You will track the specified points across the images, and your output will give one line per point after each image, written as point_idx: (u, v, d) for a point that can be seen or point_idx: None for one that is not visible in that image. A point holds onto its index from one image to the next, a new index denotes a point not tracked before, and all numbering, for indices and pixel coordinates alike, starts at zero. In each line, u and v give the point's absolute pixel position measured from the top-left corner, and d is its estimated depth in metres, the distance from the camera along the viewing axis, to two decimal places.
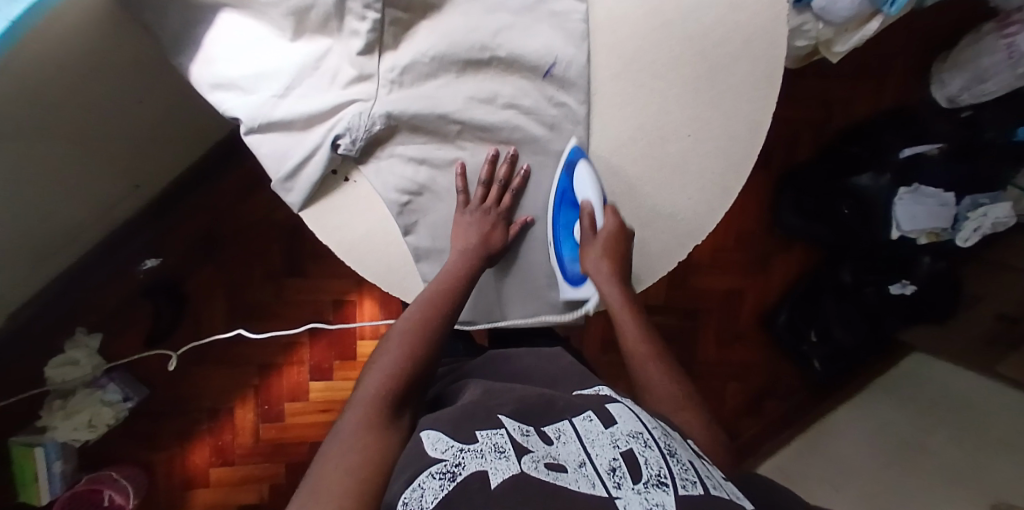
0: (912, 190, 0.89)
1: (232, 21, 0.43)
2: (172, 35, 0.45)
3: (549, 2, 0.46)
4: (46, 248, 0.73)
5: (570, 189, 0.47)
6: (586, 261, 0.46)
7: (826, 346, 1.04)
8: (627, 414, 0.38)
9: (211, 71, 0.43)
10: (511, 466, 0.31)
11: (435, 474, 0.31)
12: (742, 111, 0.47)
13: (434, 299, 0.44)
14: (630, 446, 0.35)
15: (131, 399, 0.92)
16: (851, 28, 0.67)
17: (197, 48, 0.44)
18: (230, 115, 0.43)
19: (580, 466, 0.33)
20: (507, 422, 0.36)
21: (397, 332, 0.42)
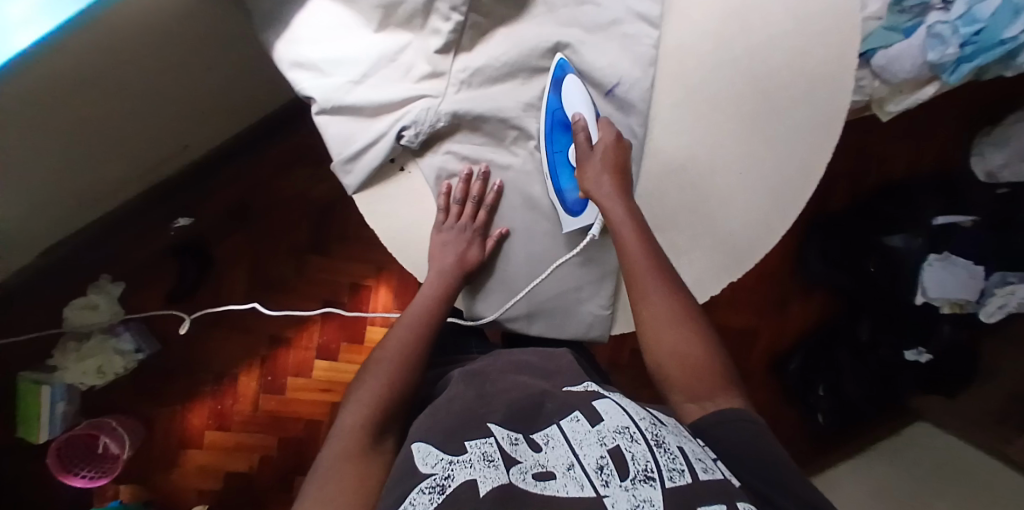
0: (942, 258, 0.88)
1: (322, 8, 0.46)
2: (266, 14, 0.48)
3: (623, 24, 0.47)
4: (87, 194, 0.75)
5: (559, 107, 0.46)
6: (587, 182, 0.46)
7: (833, 400, 1.03)
8: (614, 410, 0.40)
9: (294, 52, 0.46)
10: (499, 475, 0.33)
11: (427, 489, 0.33)
12: (797, 155, 0.47)
13: (410, 329, 0.48)
14: (617, 444, 0.36)
15: (143, 351, 0.94)
16: (907, 90, 0.67)
17: (286, 28, 0.46)
18: (305, 95, 0.45)
19: (569, 469, 0.35)
20: (496, 429, 0.38)
21: (379, 360, 0.46)
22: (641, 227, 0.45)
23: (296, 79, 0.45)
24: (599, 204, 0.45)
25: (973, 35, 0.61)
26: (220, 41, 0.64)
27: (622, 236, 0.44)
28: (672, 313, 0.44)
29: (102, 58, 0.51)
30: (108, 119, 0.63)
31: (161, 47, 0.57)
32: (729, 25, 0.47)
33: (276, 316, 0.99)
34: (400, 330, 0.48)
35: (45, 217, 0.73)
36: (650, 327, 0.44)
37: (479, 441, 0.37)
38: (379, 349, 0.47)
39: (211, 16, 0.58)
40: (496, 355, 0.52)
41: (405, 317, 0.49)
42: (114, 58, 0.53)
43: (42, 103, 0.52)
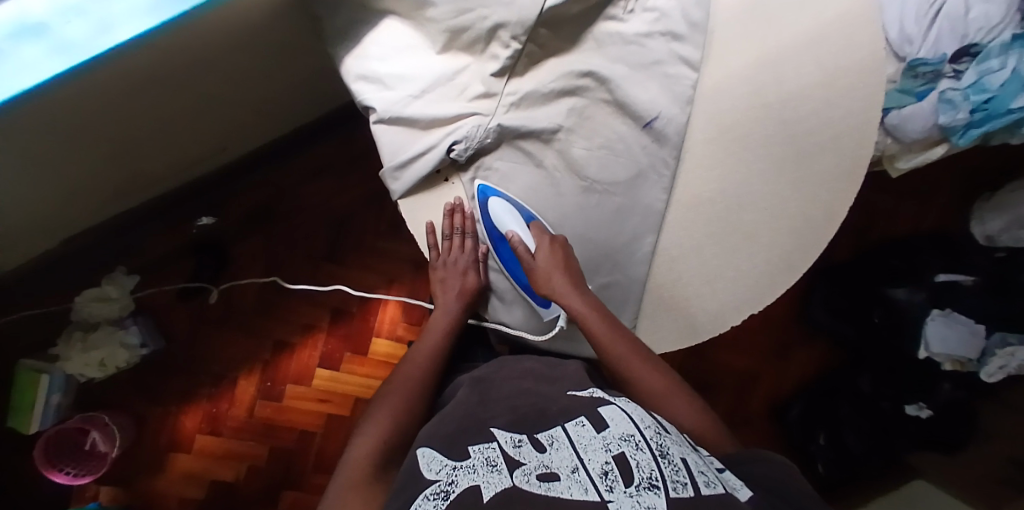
0: (945, 314, 0.92)
1: (393, 26, 0.49)
2: (336, 30, 0.51)
3: (664, 64, 0.50)
4: (119, 187, 0.77)
5: (494, 226, 0.50)
6: (542, 285, 0.49)
7: (833, 451, 1.03)
8: (619, 417, 0.41)
9: (361, 65, 0.49)
10: (502, 480, 0.35)
11: (431, 496, 0.35)
12: (821, 198, 0.50)
13: (421, 359, 0.50)
14: (622, 450, 0.37)
15: (147, 347, 0.93)
16: (916, 149, 0.71)
17: (356, 44, 0.49)
18: (365, 105, 0.48)
19: (573, 473, 0.35)
20: (500, 434, 0.41)
21: (388, 391, 0.48)
22: (600, 314, 0.48)
23: (361, 89, 0.48)
24: (558, 300, 0.48)
25: (982, 103, 0.66)
26: (276, 60, 0.68)
27: (586, 326, 0.48)
28: (663, 382, 0.47)
29: (168, 54, 0.54)
30: (157, 117, 0.65)
31: (229, 56, 0.61)
32: (767, 75, 0.50)
33: (283, 321, 0.99)
34: (410, 362, 0.50)
35: (79, 204, 0.74)
36: (654, 401, 0.47)
37: (483, 445, 0.39)
38: (388, 382, 0.49)
39: (276, 32, 0.62)
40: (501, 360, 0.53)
41: (415, 352, 0.51)
42: (178, 56, 0.55)
43: (101, 95, 0.55)
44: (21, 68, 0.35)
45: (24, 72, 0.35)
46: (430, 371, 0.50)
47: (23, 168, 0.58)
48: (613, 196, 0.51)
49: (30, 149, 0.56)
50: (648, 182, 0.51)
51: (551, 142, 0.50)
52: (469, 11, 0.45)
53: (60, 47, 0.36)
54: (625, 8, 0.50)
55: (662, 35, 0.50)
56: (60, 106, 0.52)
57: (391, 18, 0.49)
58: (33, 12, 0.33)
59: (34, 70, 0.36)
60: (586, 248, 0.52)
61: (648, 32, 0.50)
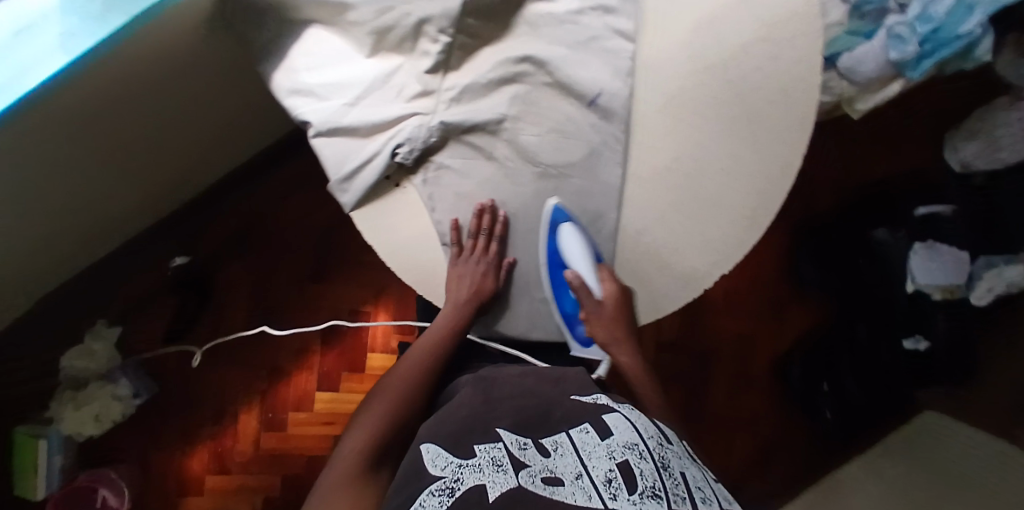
0: (927, 246, 0.92)
1: (317, 35, 0.48)
2: (263, 46, 0.50)
3: (603, 39, 0.49)
4: (84, 237, 0.76)
5: (557, 250, 0.50)
6: (597, 330, 0.51)
7: (838, 398, 1.04)
8: (622, 424, 0.42)
9: (292, 79, 0.48)
10: (507, 480, 0.35)
11: (436, 492, 0.34)
12: (777, 152, 0.49)
13: (420, 358, 0.50)
14: (625, 458, 0.38)
15: (140, 396, 0.92)
16: (874, 89, 0.71)
17: (284, 58, 0.49)
18: (303, 120, 0.47)
19: (576, 478, 0.36)
20: (506, 435, 0.41)
21: (386, 388, 0.48)
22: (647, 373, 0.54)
23: (295, 103, 0.47)
24: (617, 356, 0.53)
25: (931, 33, 0.64)
26: (218, 83, 0.66)
27: (633, 380, 0.54)
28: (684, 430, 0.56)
29: (97, 92, 0.52)
30: (106, 157, 0.64)
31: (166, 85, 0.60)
32: (704, 35, 0.50)
33: (276, 350, 0.98)
34: (410, 360, 0.50)
35: (45, 260, 0.73)
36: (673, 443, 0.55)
37: (489, 445, 0.39)
38: (388, 378, 0.50)
39: (211, 58, 0.61)
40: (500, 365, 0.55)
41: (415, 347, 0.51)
42: (109, 89, 0.54)
43: (39, 141, 0.53)
44: None
45: None
46: (422, 378, 0.49)
47: None
48: (571, 179, 0.50)
49: None
50: (603, 159, 0.50)
51: (500, 133, 0.49)
52: (392, 9, 0.45)
53: None
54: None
55: (593, 10, 0.49)
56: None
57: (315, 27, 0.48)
58: None
59: None
60: (554, 233, 0.51)
61: (579, 9, 0.49)
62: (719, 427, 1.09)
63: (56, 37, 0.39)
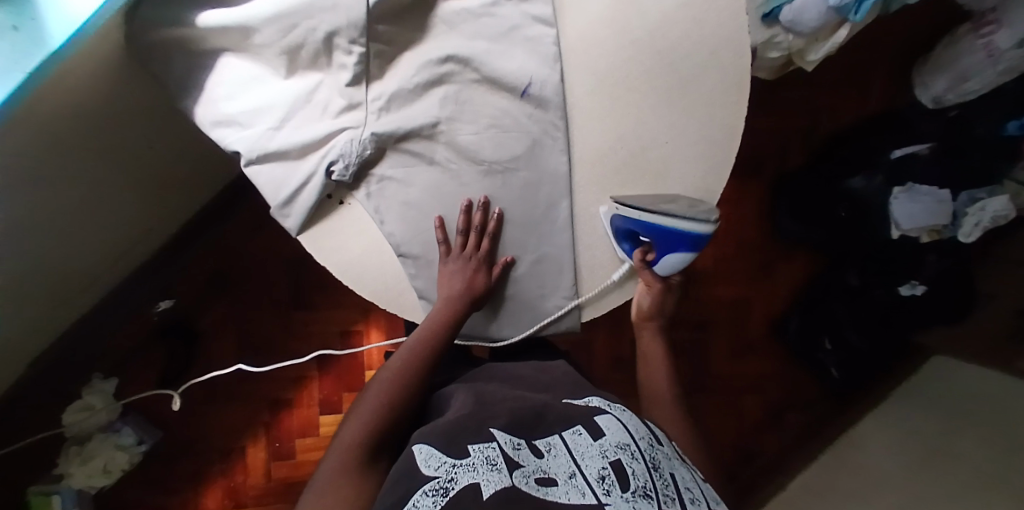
0: (907, 189, 0.88)
1: (231, 63, 0.48)
2: (177, 81, 0.50)
3: (523, 28, 0.49)
4: (63, 293, 0.76)
5: (684, 241, 0.47)
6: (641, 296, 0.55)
7: (841, 352, 1.03)
8: (614, 426, 0.44)
9: (213, 110, 0.48)
10: (502, 478, 0.36)
11: (429, 491, 0.35)
12: (717, 116, 0.50)
13: (415, 347, 0.48)
14: (618, 457, 0.40)
15: (145, 442, 0.92)
16: (822, 38, 0.70)
17: (202, 90, 0.49)
18: (231, 150, 0.47)
19: (570, 478, 0.39)
20: (499, 434, 0.41)
21: (381, 378, 0.47)
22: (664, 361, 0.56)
23: (221, 134, 0.47)
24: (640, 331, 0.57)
25: None
26: (156, 112, 0.66)
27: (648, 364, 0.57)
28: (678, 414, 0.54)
29: (31, 145, 0.52)
30: (67, 208, 0.64)
31: (100, 126, 0.60)
32: (624, 11, 0.50)
33: (273, 380, 0.99)
34: (407, 348, 0.48)
35: (28, 321, 0.73)
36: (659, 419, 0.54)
37: (482, 444, 0.40)
38: (384, 367, 0.48)
39: (134, 95, 0.61)
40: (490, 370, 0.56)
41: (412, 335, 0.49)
42: (46, 140, 0.53)
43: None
44: None
45: None
46: (419, 369, 0.47)
47: None
48: (515, 171, 0.49)
49: None
50: (546, 148, 0.49)
51: (438, 135, 0.49)
52: (294, 28, 0.44)
53: None
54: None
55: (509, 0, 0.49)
56: None
57: (225, 55, 0.48)
58: None
59: None
60: (508, 229, 0.50)
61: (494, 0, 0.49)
62: (727, 397, 1.07)
63: None
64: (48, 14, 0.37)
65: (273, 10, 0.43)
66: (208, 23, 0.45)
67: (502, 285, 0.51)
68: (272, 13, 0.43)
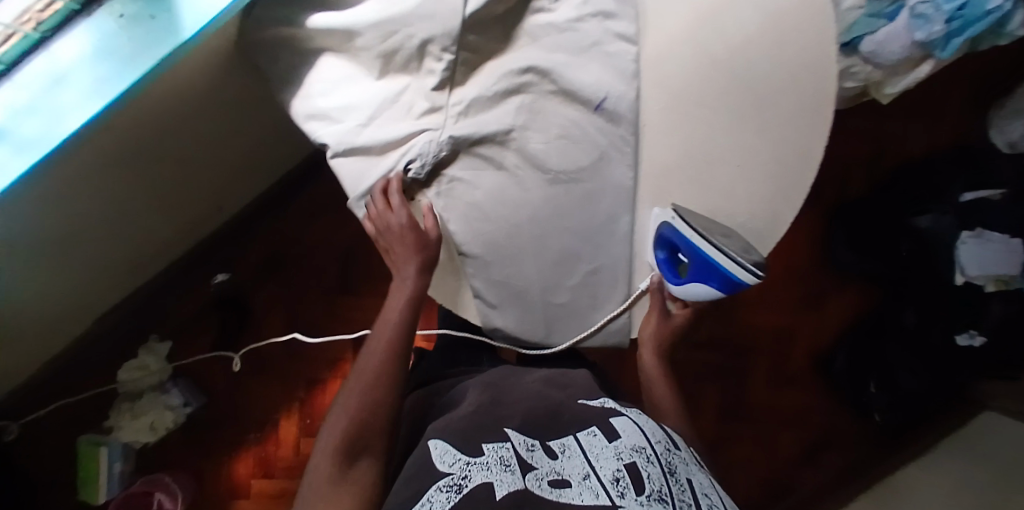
0: (976, 234, 0.85)
1: (331, 63, 0.51)
2: (282, 75, 0.54)
3: (603, 44, 0.49)
4: (141, 255, 0.81)
5: (708, 278, 0.47)
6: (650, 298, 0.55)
7: (887, 396, 0.98)
8: (631, 428, 0.45)
9: (309, 105, 0.51)
10: (514, 481, 0.38)
11: (444, 487, 0.38)
12: (793, 143, 0.49)
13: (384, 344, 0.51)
14: (633, 459, 0.41)
15: (190, 404, 0.97)
16: (902, 71, 0.68)
17: (302, 85, 0.52)
18: (322, 142, 0.50)
19: (584, 479, 0.39)
20: (513, 435, 0.44)
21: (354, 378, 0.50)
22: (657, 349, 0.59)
23: (316, 127, 0.51)
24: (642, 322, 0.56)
25: (958, 10, 0.61)
26: (253, 102, 0.70)
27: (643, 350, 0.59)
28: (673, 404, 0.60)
29: (141, 122, 0.56)
30: (157, 180, 0.68)
31: (200, 112, 0.63)
32: (709, 32, 0.50)
33: (311, 358, 1.03)
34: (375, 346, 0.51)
35: (103, 280, 0.78)
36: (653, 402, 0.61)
37: (496, 444, 0.42)
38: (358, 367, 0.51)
39: (237, 86, 0.64)
40: (508, 368, 0.58)
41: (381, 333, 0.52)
42: (155, 117, 0.57)
43: (99, 169, 0.57)
44: None
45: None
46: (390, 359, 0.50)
47: (46, 256, 0.62)
48: (579, 182, 0.50)
49: (52, 233, 0.59)
50: (611, 161, 0.50)
51: (507, 141, 0.49)
52: (393, 35, 0.46)
53: (21, 146, 0.38)
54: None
55: (593, 16, 0.50)
56: (63, 190, 0.54)
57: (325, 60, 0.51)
58: None
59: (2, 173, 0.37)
60: (563, 237, 0.50)
61: (579, 16, 0.50)
62: (758, 428, 1.05)
63: (90, 85, 0.39)
64: (183, 7, 0.40)
65: (377, 17, 0.45)
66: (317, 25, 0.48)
67: (547, 292, 0.51)
68: (375, 19, 0.45)
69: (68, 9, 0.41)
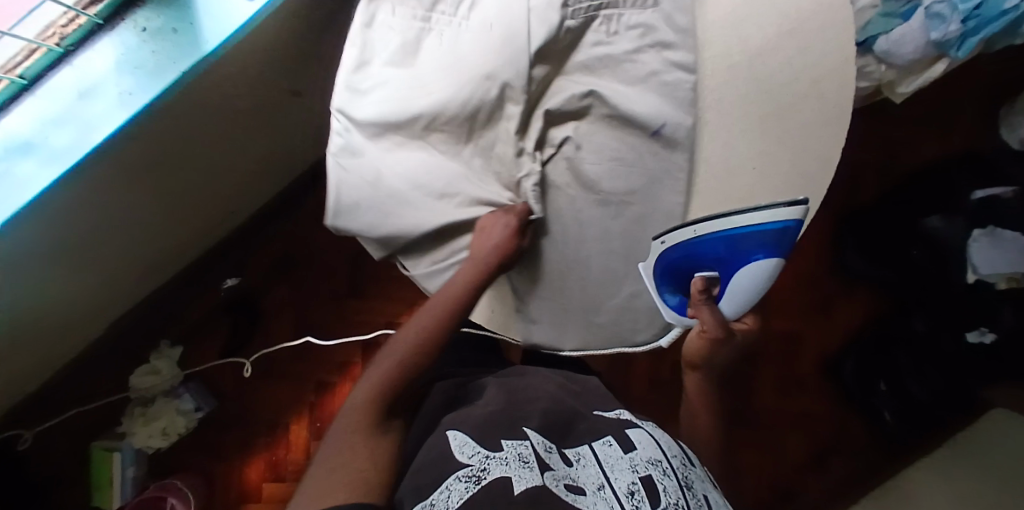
0: (988, 232, 0.84)
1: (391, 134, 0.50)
2: None
3: (661, 72, 0.49)
4: (156, 262, 0.82)
5: (756, 251, 0.43)
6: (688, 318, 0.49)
7: (896, 397, 0.99)
8: (646, 440, 0.46)
9: (384, 183, 0.49)
10: (533, 477, 0.38)
11: (463, 477, 0.38)
12: (813, 148, 0.48)
13: (434, 319, 0.49)
14: (649, 473, 0.42)
15: (202, 409, 0.97)
16: (916, 72, 0.68)
17: (365, 166, 0.49)
18: (424, 217, 0.49)
19: (599, 490, 0.40)
20: (532, 435, 0.44)
21: (395, 347, 0.48)
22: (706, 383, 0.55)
23: (405, 201, 0.49)
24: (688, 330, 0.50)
25: (973, 10, 0.61)
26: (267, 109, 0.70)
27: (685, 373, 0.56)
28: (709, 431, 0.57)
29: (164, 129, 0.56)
30: (172, 190, 0.68)
31: (218, 119, 0.63)
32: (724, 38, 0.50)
33: (321, 362, 1.02)
34: (422, 318, 0.49)
35: (118, 285, 0.79)
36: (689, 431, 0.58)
37: (516, 441, 0.42)
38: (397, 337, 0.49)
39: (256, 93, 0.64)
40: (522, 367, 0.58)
41: (429, 306, 0.50)
42: (173, 126, 0.57)
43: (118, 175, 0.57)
44: (27, 183, 0.40)
45: (23, 186, 0.39)
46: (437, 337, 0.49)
47: (63, 264, 0.62)
48: (632, 206, 0.50)
49: (70, 242, 0.59)
50: (665, 187, 0.49)
51: (561, 154, 0.51)
52: (473, 96, 0.47)
53: (49, 158, 0.40)
54: (609, 31, 0.51)
55: (652, 47, 0.50)
56: (79, 201, 0.54)
57: (356, 155, 0.50)
58: (19, 133, 0.40)
59: (35, 184, 0.40)
60: (607, 258, 0.50)
61: (637, 47, 0.50)
62: (769, 429, 1.05)
63: (115, 95, 0.41)
64: (205, 20, 0.42)
65: (449, 89, 0.47)
66: (376, 118, 0.49)
67: (590, 310, 0.51)
68: (449, 95, 0.47)
69: (92, 23, 0.42)
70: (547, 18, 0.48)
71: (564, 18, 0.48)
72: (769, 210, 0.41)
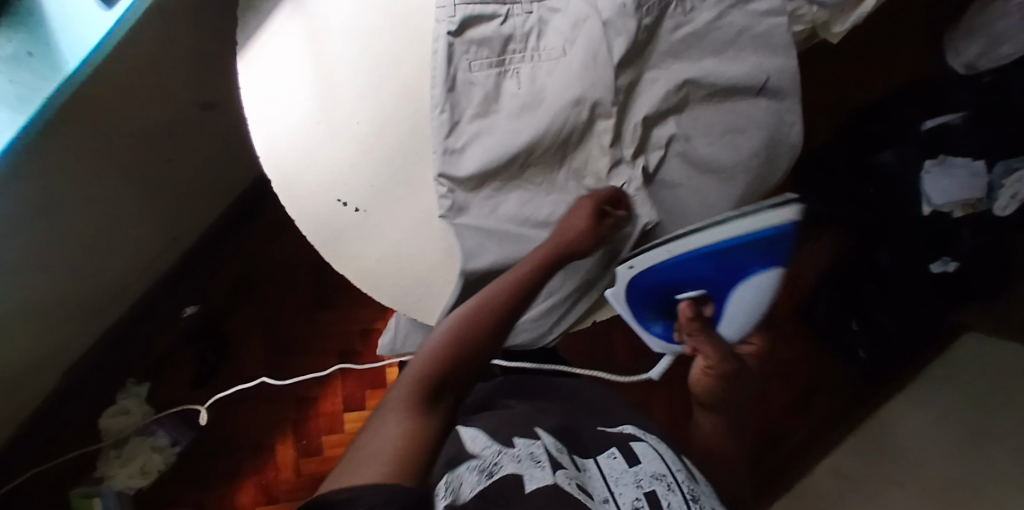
0: (938, 162, 0.83)
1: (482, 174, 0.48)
2: None
3: (749, 27, 0.51)
4: (101, 299, 0.79)
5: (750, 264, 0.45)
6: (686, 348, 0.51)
7: (869, 333, 0.99)
8: (650, 455, 0.45)
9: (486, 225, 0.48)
10: (546, 476, 0.36)
11: (475, 469, 0.36)
12: (741, 107, 0.52)
13: (514, 279, 0.43)
14: (653, 488, 0.41)
15: (178, 443, 0.94)
16: (848, 9, 0.66)
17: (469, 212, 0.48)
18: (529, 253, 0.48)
19: (605, 501, 0.39)
20: (546, 436, 0.42)
21: (471, 306, 0.41)
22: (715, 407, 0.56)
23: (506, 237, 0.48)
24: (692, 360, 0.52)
25: None
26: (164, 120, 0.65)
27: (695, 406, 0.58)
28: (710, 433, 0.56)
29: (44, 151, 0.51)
30: (88, 220, 0.64)
31: (111, 131, 0.59)
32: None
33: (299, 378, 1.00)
34: (504, 277, 0.43)
35: (64, 328, 0.75)
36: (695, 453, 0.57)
37: (529, 440, 0.41)
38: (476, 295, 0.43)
39: (142, 102, 0.60)
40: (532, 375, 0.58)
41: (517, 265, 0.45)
42: (51, 144, 0.52)
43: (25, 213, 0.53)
44: None
45: None
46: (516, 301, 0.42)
47: None
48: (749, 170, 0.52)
49: None
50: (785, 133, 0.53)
51: (670, 151, 0.52)
52: (566, 123, 0.47)
53: None
54: (684, 9, 0.50)
55: (732, 6, 0.50)
56: None
57: (460, 213, 0.48)
58: None
59: None
60: None
61: (718, 13, 0.50)
62: None
63: None
64: (60, 39, 0.39)
65: (539, 125, 0.47)
66: (478, 172, 0.47)
67: None
68: (542, 128, 0.47)
69: None
70: (625, 29, 0.47)
71: (640, 21, 0.48)
72: (761, 218, 0.43)
